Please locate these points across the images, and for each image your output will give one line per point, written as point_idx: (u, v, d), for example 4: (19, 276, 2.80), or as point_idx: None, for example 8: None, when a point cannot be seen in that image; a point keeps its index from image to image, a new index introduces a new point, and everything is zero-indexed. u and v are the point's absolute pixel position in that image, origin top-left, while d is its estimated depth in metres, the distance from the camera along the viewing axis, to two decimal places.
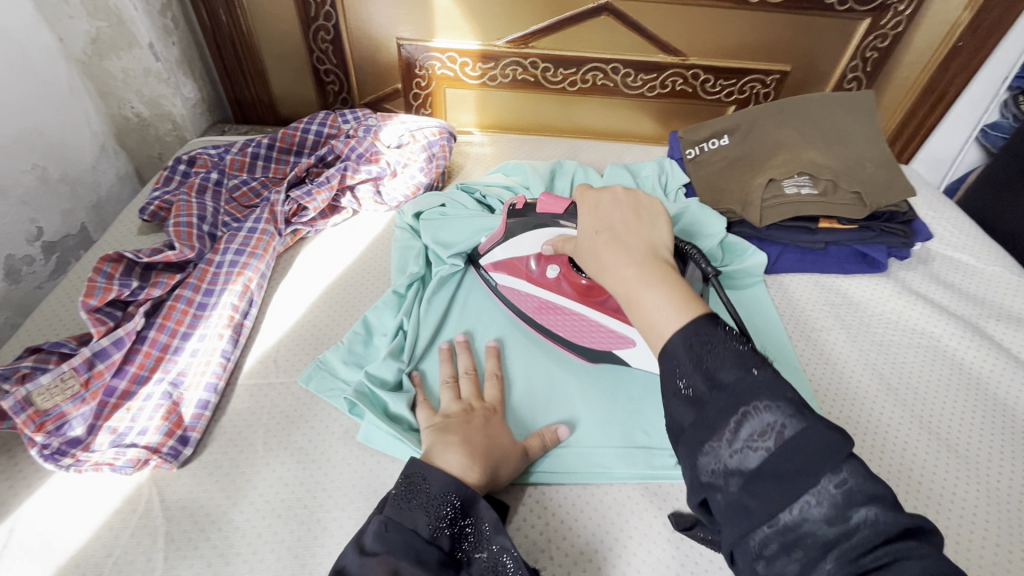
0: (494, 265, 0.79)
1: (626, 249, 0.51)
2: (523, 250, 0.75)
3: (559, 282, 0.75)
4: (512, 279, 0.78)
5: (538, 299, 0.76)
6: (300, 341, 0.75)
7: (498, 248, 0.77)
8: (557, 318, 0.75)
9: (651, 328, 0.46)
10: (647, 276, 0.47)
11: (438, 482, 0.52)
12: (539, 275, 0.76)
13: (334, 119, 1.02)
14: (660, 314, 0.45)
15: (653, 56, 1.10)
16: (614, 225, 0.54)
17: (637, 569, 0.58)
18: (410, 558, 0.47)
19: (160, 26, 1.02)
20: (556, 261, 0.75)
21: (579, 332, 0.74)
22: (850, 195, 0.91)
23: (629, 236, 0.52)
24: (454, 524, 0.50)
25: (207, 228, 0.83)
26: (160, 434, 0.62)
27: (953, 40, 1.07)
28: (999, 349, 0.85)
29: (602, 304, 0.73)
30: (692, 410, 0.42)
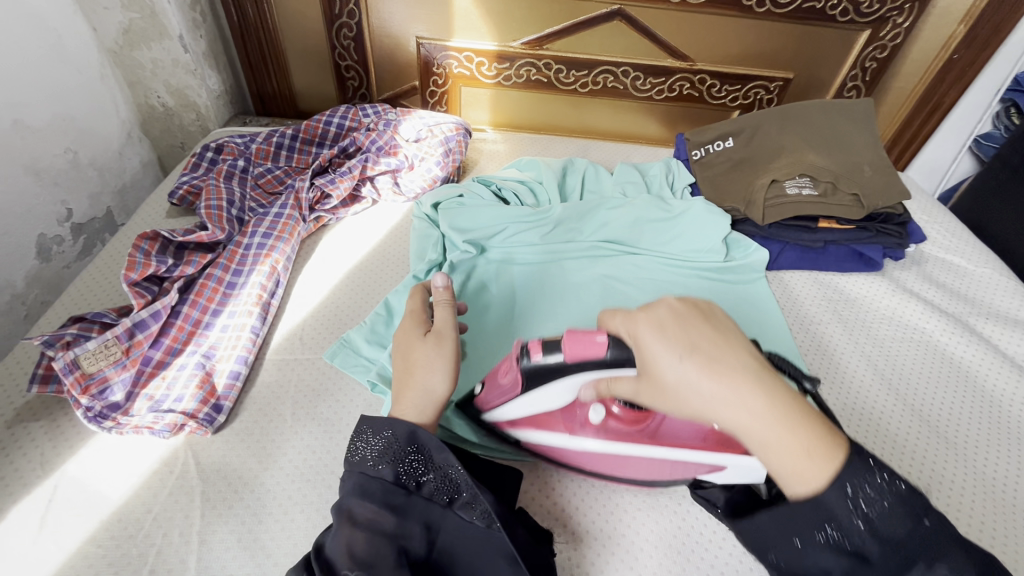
0: (512, 422, 0.64)
1: (734, 380, 0.45)
2: (551, 399, 0.61)
3: (603, 424, 0.62)
4: (544, 436, 0.63)
5: (585, 450, 0.63)
6: (324, 321, 0.79)
7: (514, 407, 0.63)
8: (614, 464, 0.62)
9: (795, 476, 0.45)
10: (772, 418, 0.44)
11: (372, 424, 0.53)
12: (578, 423, 0.63)
13: (354, 113, 1.06)
14: (814, 467, 0.44)
15: (662, 60, 1.15)
16: (692, 348, 0.46)
17: (644, 537, 0.62)
18: (360, 496, 0.49)
19: (188, 19, 1.06)
20: (594, 401, 0.62)
21: (636, 470, 0.62)
22: (848, 197, 0.96)
23: (723, 359, 0.46)
24: (396, 456, 0.52)
25: (235, 212, 0.87)
26: (196, 401, 0.65)
27: (948, 53, 1.12)
28: (988, 347, 0.89)
29: (651, 429, 0.61)
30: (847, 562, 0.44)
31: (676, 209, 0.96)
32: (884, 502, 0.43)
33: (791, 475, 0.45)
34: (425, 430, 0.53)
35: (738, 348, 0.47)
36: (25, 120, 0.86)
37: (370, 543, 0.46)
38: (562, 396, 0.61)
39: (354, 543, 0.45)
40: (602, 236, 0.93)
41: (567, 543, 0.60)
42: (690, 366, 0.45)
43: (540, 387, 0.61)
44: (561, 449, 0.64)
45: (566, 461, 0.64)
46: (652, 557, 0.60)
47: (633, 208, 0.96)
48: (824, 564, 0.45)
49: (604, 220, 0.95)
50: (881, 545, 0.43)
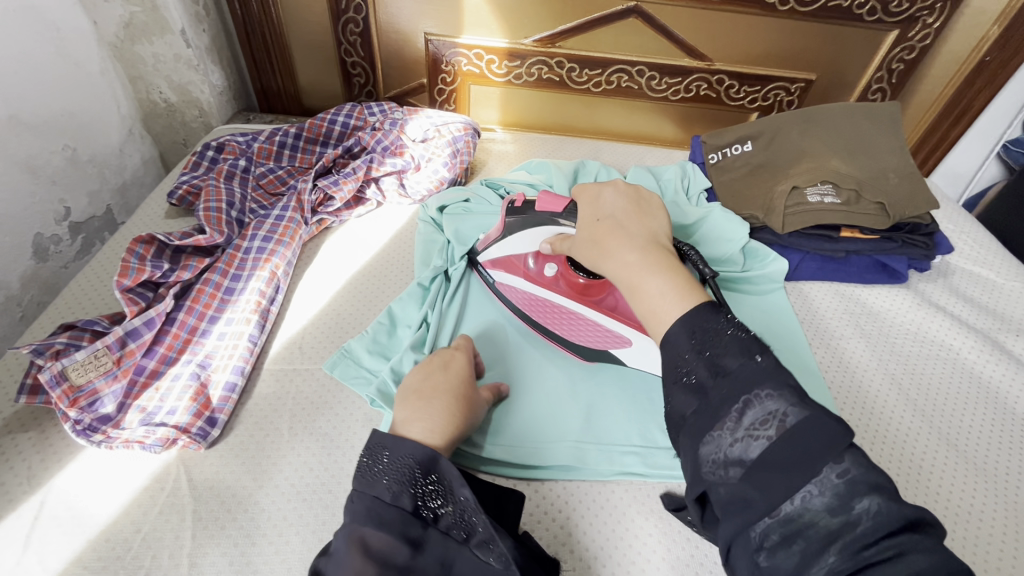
0: (492, 264, 0.80)
1: (628, 238, 0.59)
2: (519, 246, 0.77)
3: (555, 280, 0.76)
4: (508, 277, 0.79)
5: (538, 297, 0.77)
6: (324, 329, 0.76)
7: (492, 247, 0.79)
8: (557, 318, 0.75)
9: (652, 313, 0.53)
10: (648, 265, 0.55)
11: (395, 447, 0.51)
12: (536, 273, 0.77)
13: (360, 112, 1.03)
14: (664, 301, 0.53)
15: (679, 59, 1.11)
16: (617, 211, 0.62)
17: (655, 566, 0.58)
18: (375, 524, 0.46)
19: (192, 13, 1.03)
20: (553, 260, 0.76)
21: (573, 328, 0.74)
22: (872, 205, 0.92)
23: (630, 223, 0.61)
24: (419, 485, 0.49)
25: (235, 214, 0.84)
26: (189, 414, 0.63)
27: (980, 55, 1.07)
28: (1017, 365, 0.85)
29: (597, 302, 0.75)
30: (698, 399, 0.46)
31: (691, 217, 0.93)
32: (724, 337, 0.47)
33: (653, 312, 0.53)
34: (445, 458, 0.51)
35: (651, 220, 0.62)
36: (20, 116, 0.84)
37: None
38: (525, 244, 0.76)
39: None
40: None
41: (574, 570, 0.57)
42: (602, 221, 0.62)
43: (512, 233, 0.77)
44: (520, 293, 0.78)
45: (518, 303, 0.77)
46: None
47: None
48: (682, 407, 0.47)
49: None
50: (711, 373, 0.46)
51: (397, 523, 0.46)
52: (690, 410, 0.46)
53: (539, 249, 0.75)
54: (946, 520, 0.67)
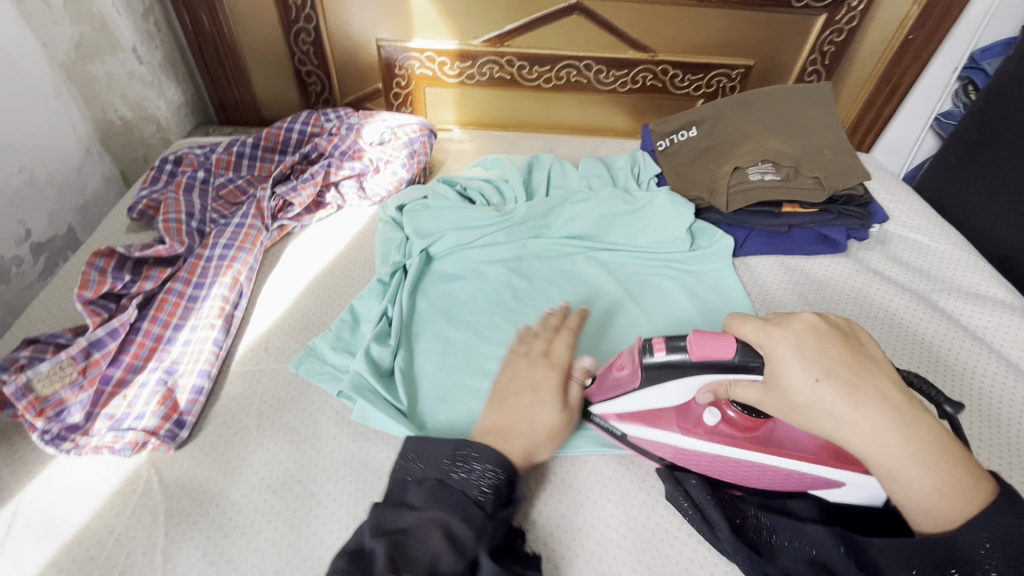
0: (621, 417, 0.66)
1: (877, 409, 0.50)
2: (664, 400, 0.62)
3: (716, 427, 0.62)
4: (651, 433, 0.65)
5: (698, 454, 0.63)
6: (288, 330, 0.78)
7: (629, 406, 0.64)
8: (731, 473, 0.62)
9: (895, 476, 0.50)
10: (908, 442, 0.48)
11: (486, 456, 0.58)
12: (694, 425, 0.63)
13: (316, 118, 1.05)
14: (930, 488, 0.49)
15: (623, 52, 1.15)
16: (824, 365, 0.51)
17: (613, 530, 0.62)
18: (460, 516, 0.54)
19: (142, 30, 1.05)
20: (713, 404, 0.63)
21: (751, 479, 0.63)
22: (810, 180, 0.97)
23: (866, 385, 0.51)
24: (498, 492, 0.57)
25: (196, 224, 0.86)
26: (157, 418, 0.64)
27: (904, 34, 1.13)
28: (949, 320, 0.91)
29: (768, 440, 0.62)
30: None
31: (640, 201, 0.97)
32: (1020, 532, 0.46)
33: (921, 510, 0.49)
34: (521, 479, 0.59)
35: (878, 370, 0.52)
36: None
37: (454, 563, 0.51)
38: (679, 396, 0.61)
39: (439, 556, 0.51)
40: (567, 232, 0.94)
41: (538, 538, 0.61)
42: (827, 389, 0.50)
43: (653, 385, 0.62)
44: (670, 448, 0.65)
45: (664, 455, 0.65)
46: (620, 548, 0.61)
47: (596, 202, 0.96)
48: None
49: (570, 215, 0.95)
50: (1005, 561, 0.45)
51: (478, 522, 0.54)
52: None
53: (694, 398, 0.62)
54: None
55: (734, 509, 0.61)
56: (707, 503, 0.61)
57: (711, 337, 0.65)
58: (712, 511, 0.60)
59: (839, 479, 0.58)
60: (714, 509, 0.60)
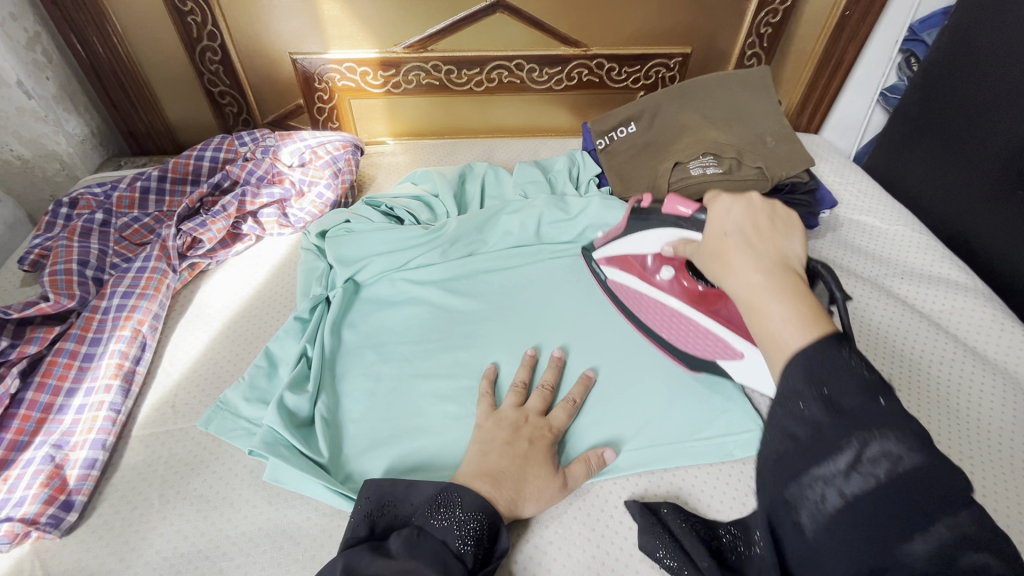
0: (607, 260, 0.80)
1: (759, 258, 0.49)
2: (642, 247, 0.75)
3: (669, 283, 0.74)
4: (625, 276, 0.78)
5: (652, 300, 0.76)
6: (199, 383, 0.72)
7: (614, 244, 0.79)
8: (668, 323, 0.74)
9: (770, 340, 0.44)
10: (774, 287, 0.46)
11: (471, 503, 0.55)
12: (651, 272, 0.75)
13: (229, 143, 0.98)
14: (785, 327, 0.43)
15: (555, 49, 1.10)
16: (743, 229, 0.52)
17: (557, 575, 0.57)
18: (440, 569, 0.50)
19: (28, 61, 0.96)
20: (673, 263, 0.73)
21: (685, 340, 0.72)
22: (752, 170, 0.93)
23: (762, 243, 0.50)
24: (480, 544, 0.53)
25: (91, 273, 0.78)
26: (38, 503, 0.57)
27: (840, 11, 1.09)
28: (903, 305, 0.88)
29: (720, 313, 0.70)
30: (809, 430, 0.40)
31: (574, 209, 0.91)
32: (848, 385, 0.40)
33: (769, 337, 0.44)
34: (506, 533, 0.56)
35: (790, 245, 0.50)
36: None
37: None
38: (647, 243, 0.74)
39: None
40: (502, 247, 0.89)
41: None
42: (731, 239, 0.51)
43: (634, 234, 0.75)
44: (635, 295, 0.78)
45: (629, 299, 0.78)
46: None
47: (533, 211, 0.90)
48: (788, 429, 0.42)
49: (505, 227, 0.90)
50: (832, 413, 0.39)
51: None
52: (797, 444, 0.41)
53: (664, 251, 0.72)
54: None
55: (708, 531, 0.59)
56: (682, 527, 0.58)
57: (684, 212, 0.66)
58: (690, 539, 0.57)
59: (740, 352, 0.67)
60: (691, 536, 0.57)
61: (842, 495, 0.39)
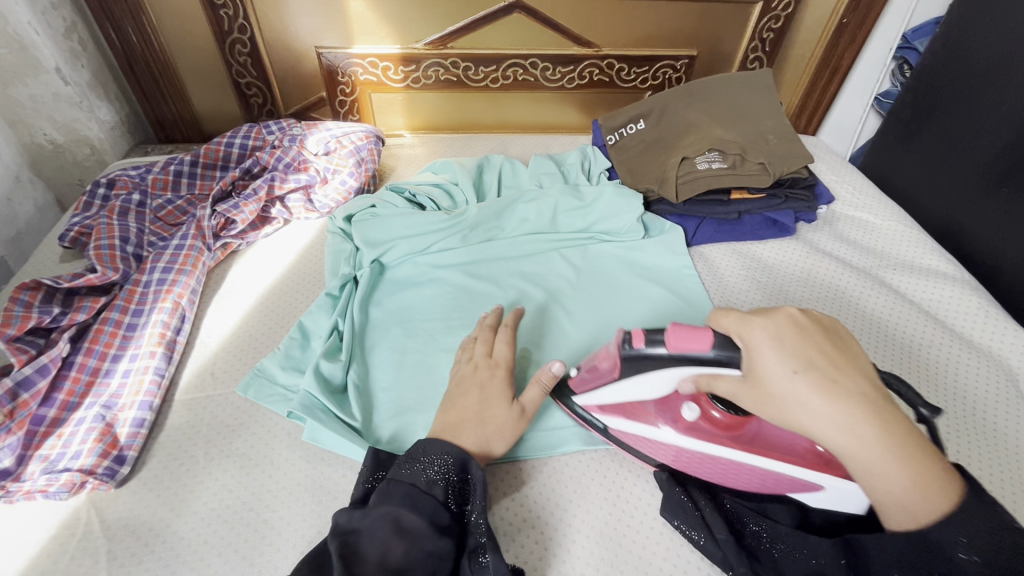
0: (601, 407, 0.66)
1: (848, 391, 0.48)
2: (641, 392, 0.62)
3: (697, 424, 0.62)
4: (633, 427, 0.65)
5: (677, 449, 0.63)
6: (237, 352, 0.76)
7: (610, 394, 0.64)
8: (707, 465, 0.62)
9: (895, 504, 0.47)
10: (885, 442, 0.47)
11: (431, 448, 0.57)
12: (672, 420, 0.63)
13: (257, 131, 1.02)
14: (912, 496, 0.46)
15: (568, 49, 1.15)
16: (799, 355, 0.49)
17: (576, 530, 0.62)
18: (409, 508, 0.53)
19: (66, 49, 1.00)
20: (690, 398, 0.62)
21: (733, 479, 0.62)
22: (755, 166, 0.98)
23: (845, 377, 0.49)
24: (447, 480, 0.55)
25: (132, 249, 0.83)
26: (94, 456, 0.62)
27: (838, 18, 1.15)
28: (895, 294, 0.93)
29: (750, 435, 0.61)
30: (961, 566, 0.44)
31: (588, 197, 0.97)
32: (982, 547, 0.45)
33: (894, 505, 0.47)
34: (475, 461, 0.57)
35: (853, 369, 0.50)
36: None
37: (405, 554, 0.50)
38: (658, 388, 0.61)
39: (389, 550, 0.50)
40: (518, 232, 0.94)
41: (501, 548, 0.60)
42: (802, 381, 0.48)
43: (630, 377, 0.62)
44: (652, 445, 0.65)
45: (649, 451, 0.65)
46: (584, 547, 0.61)
47: (548, 199, 0.96)
48: (941, 563, 0.45)
49: (521, 214, 0.95)
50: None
51: (429, 513, 0.53)
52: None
53: (674, 391, 0.61)
54: None
55: (731, 514, 0.61)
56: (704, 503, 0.61)
57: (693, 337, 0.55)
58: (712, 513, 0.60)
59: (818, 482, 0.58)
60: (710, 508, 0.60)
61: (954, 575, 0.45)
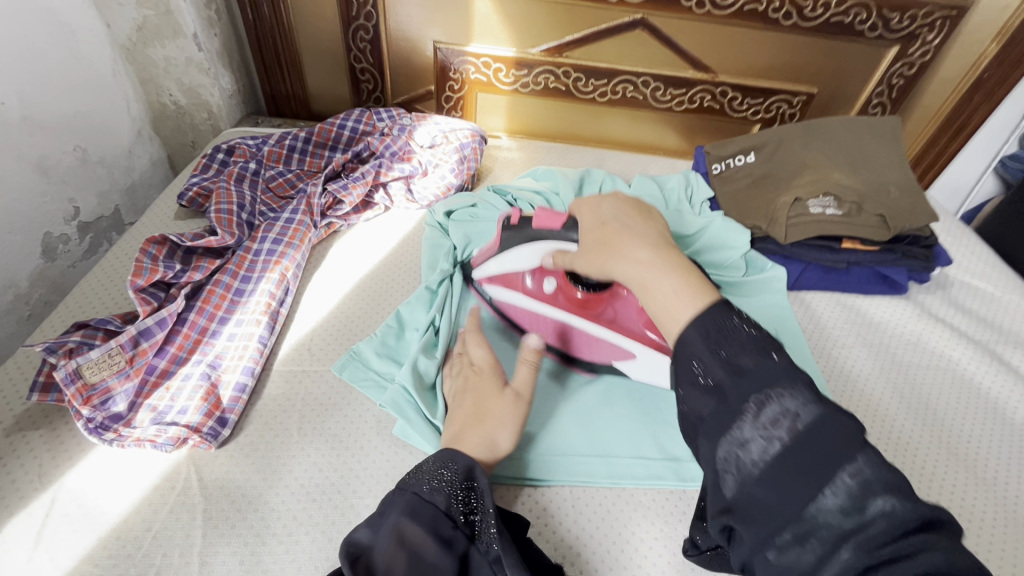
0: (489, 279, 0.81)
1: (638, 237, 0.55)
2: (519, 262, 0.79)
3: (554, 295, 0.78)
4: (508, 294, 0.80)
5: (541, 316, 0.78)
6: (334, 332, 0.77)
7: (492, 265, 0.81)
8: (555, 332, 0.78)
9: (667, 314, 0.46)
10: (664, 266, 0.49)
11: (439, 456, 0.55)
12: (536, 290, 0.78)
13: (368, 117, 1.04)
14: (677, 299, 0.46)
15: (683, 72, 1.13)
16: (621, 216, 0.59)
17: (662, 571, 0.59)
18: (410, 517, 0.49)
19: (203, 17, 1.04)
20: (552, 275, 0.77)
21: (576, 344, 0.77)
22: (873, 218, 0.93)
23: (635, 230, 0.56)
24: (455, 490, 0.52)
25: (246, 216, 0.85)
26: (200, 414, 0.63)
27: (978, 72, 1.09)
28: (1015, 375, 0.86)
29: (603, 317, 0.77)
30: (713, 399, 0.40)
31: (692, 228, 0.96)
32: (744, 330, 0.41)
33: (665, 312, 0.47)
34: (481, 467, 0.54)
35: (654, 226, 0.57)
36: (32, 116, 0.85)
37: (406, 567, 0.46)
38: (525, 260, 0.78)
39: (393, 564, 0.46)
40: None
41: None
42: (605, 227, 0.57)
43: (510, 251, 0.80)
44: (522, 310, 0.79)
45: (516, 321, 0.79)
46: None
47: None
48: (698, 407, 0.41)
49: None
50: (728, 370, 0.40)
51: (432, 521, 0.49)
52: (708, 410, 0.40)
53: (539, 263, 0.77)
54: (976, 529, 0.68)
55: None
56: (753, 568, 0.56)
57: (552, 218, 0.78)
58: None
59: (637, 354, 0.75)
60: None
61: (754, 459, 0.37)
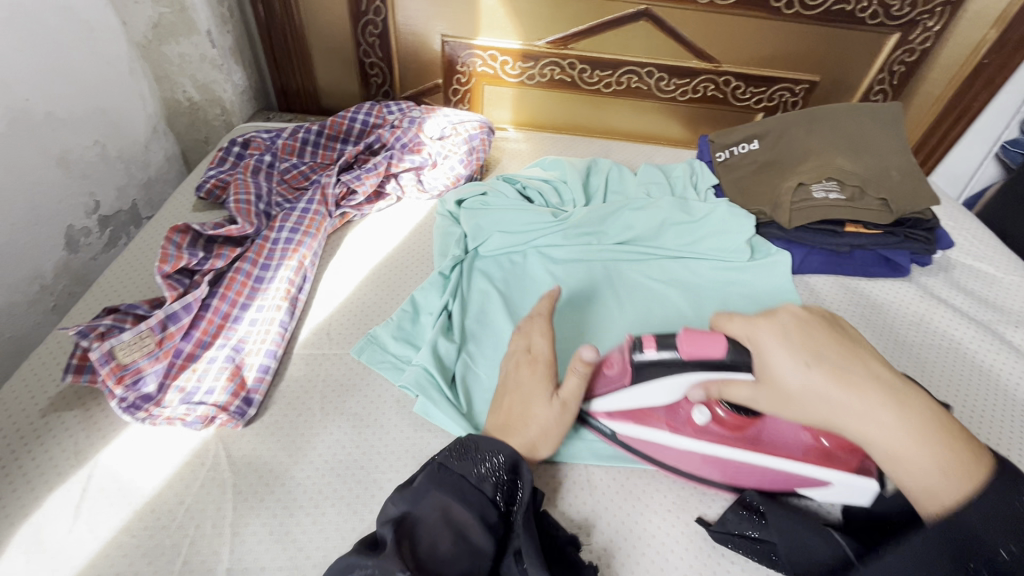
0: (610, 413, 0.66)
1: (869, 395, 0.50)
2: (653, 396, 0.63)
3: (705, 426, 0.63)
4: (639, 430, 0.65)
5: (686, 451, 0.64)
6: (351, 317, 0.79)
7: (613, 397, 0.65)
8: (722, 469, 0.63)
9: (929, 494, 0.47)
10: (922, 441, 0.48)
11: (487, 444, 0.57)
12: (683, 421, 0.65)
13: (379, 110, 1.06)
14: (940, 480, 0.47)
15: (687, 61, 1.14)
16: (818, 354, 0.52)
17: (675, 540, 0.61)
18: (459, 499, 0.53)
19: (216, 14, 1.06)
20: (700, 402, 0.64)
21: (739, 477, 0.63)
22: (875, 201, 0.95)
23: (852, 369, 0.51)
24: (501, 480, 0.55)
25: (263, 207, 0.88)
26: (226, 394, 0.66)
27: (978, 58, 1.10)
28: (1017, 354, 0.88)
29: (757, 434, 0.63)
30: None
31: (698, 212, 0.96)
32: None
33: (927, 492, 0.47)
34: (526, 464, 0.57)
35: (864, 354, 0.53)
36: (56, 112, 0.87)
37: (450, 545, 0.50)
38: (665, 394, 0.63)
39: (437, 538, 0.50)
40: (622, 239, 0.92)
41: (596, 551, 0.60)
42: (817, 374, 0.51)
43: (640, 383, 0.64)
44: (661, 449, 0.65)
45: (663, 459, 0.65)
46: (683, 559, 0.60)
47: (657, 208, 0.96)
48: None
49: (627, 220, 0.94)
50: None
51: (477, 507, 0.53)
52: None
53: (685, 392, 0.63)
54: None
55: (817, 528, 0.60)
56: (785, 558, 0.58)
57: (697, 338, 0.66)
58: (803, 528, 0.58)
59: (827, 478, 0.60)
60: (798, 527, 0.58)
61: None
